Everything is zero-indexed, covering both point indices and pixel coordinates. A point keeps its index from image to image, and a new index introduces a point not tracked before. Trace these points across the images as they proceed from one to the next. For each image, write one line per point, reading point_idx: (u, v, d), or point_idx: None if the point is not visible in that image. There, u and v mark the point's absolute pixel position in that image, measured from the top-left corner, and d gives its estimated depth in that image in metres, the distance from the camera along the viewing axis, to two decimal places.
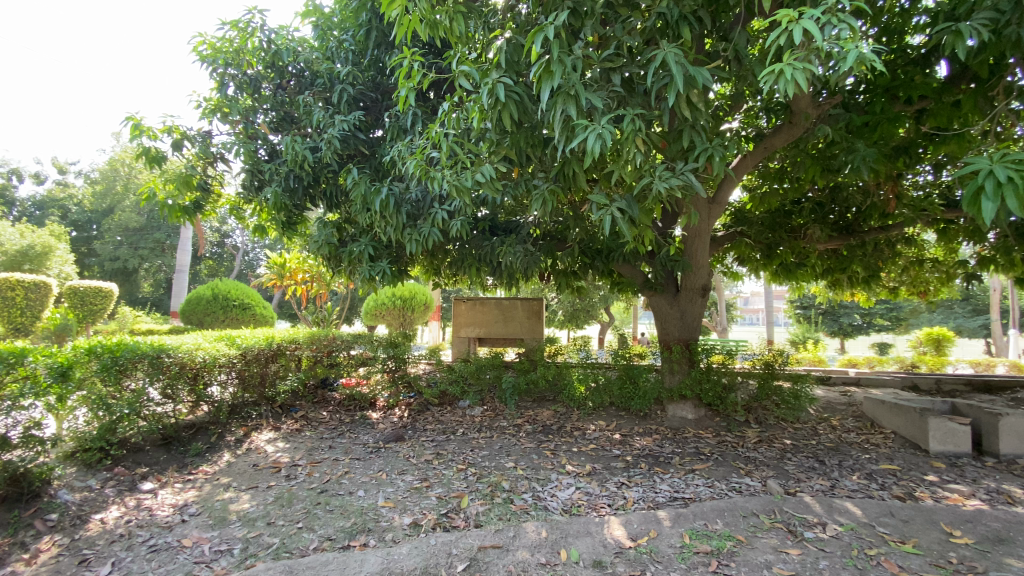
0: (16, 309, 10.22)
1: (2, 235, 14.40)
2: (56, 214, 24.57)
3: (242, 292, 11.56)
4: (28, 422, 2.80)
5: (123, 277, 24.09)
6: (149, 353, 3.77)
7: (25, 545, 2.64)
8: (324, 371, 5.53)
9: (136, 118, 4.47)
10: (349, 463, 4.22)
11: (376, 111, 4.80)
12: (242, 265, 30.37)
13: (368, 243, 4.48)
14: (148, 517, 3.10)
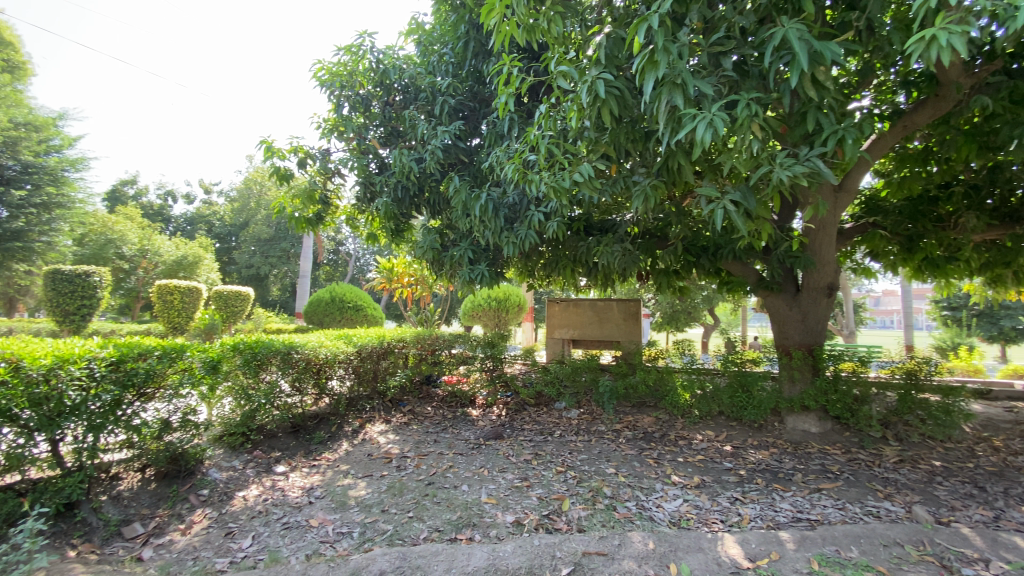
0: (177, 309, 12.01)
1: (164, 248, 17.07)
2: (205, 228, 28.55)
3: (355, 295, 12.57)
4: (186, 409, 3.24)
5: (257, 283, 27.40)
6: (282, 349, 4.21)
7: (182, 516, 3.06)
8: (428, 368, 5.80)
9: (268, 141, 5.02)
10: (453, 457, 4.39)
11: (475, 119, 4.96)
12: (354, 271, 33.09)
13: (467, 247, 4.62)
14: (281, 497, 3.46)
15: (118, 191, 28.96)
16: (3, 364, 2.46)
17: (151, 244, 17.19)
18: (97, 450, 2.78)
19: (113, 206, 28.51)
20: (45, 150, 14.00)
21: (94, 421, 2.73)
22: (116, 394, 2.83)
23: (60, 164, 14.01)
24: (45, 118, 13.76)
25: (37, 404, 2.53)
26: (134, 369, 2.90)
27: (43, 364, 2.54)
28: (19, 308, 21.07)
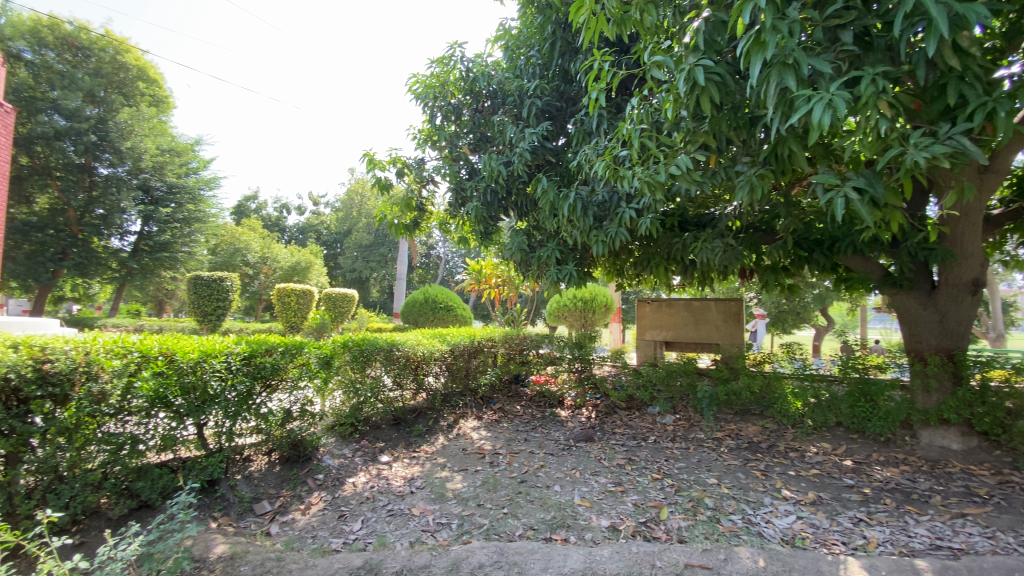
0: (294, 309, 13.28)
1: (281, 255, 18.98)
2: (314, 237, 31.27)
3: (446, 296, 13.07)
4: (304, 399, 3.56)
5: (359, 285, 29.51)
6: (385, 347, 4.47)
7: (302, 497, 3.37)
8: (517, 368, 5.87)
9: (370, 154, 5.37)
10: (544, 457, 4.41)
11: (562, 119, 4.94)
12: (445, 273, 34.44)
13: (555, 248, 4.60)
14: (386, 485, 3.69)
15: (244, 206, 32.69)
16: (161, 358, 2.82)
17: (271, 252, 19.20)
18: (233, 434, 3.13)
19: (239, 219, 32.26)
20: (186, 172, 16.13)
21: (230, 408, 3.08)
22: (248, 385, 3.17)
23: (197, 184, 16.18)
24: (185, 145, 15.90)
25: (186, 393, 2.88)
26: (262, 363, 3.24)
27: (192, 358, 2.90)
28: (170, 309, 24.56)
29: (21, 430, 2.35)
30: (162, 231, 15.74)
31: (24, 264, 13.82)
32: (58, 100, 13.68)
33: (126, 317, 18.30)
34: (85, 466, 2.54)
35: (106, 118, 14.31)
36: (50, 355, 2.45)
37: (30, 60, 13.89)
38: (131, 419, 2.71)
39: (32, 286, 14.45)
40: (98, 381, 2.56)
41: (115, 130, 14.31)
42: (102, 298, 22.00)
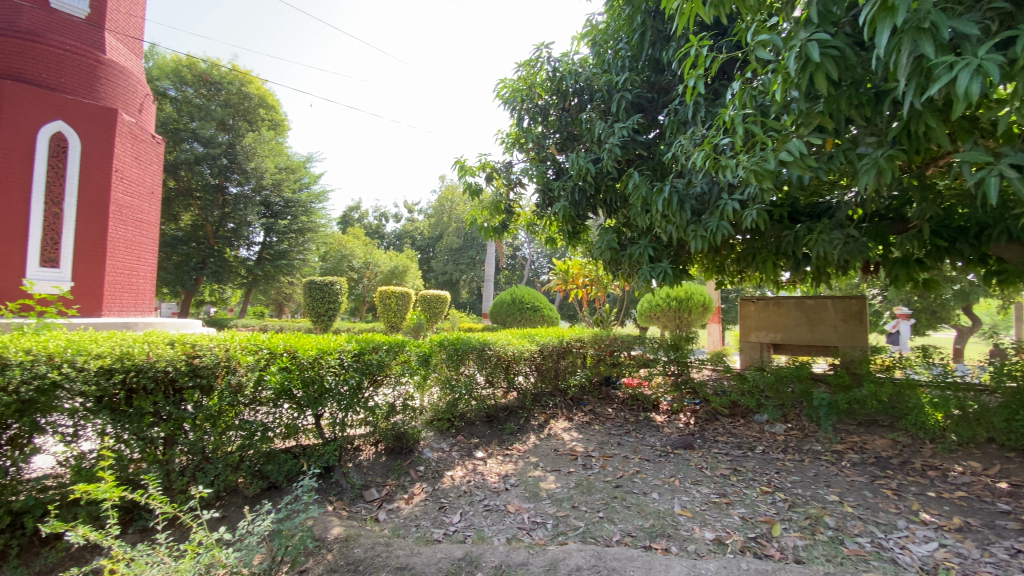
0: (394, 310, 14.12)
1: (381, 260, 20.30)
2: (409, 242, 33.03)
3: (533, 297, 13.14)
4: (406, 394, 3.78)
5: (451, 287, 30.65)
6: (477, 346, 4.57)
7: (405, 487, 3.57)
8: (607, 369, 5.79)
9: (461, 160, 5.54)
10: (639, 462, 4.27)
11: (653, 111, 4.76)
12: (532, 274, 34.74)
13: (648, 245, 4.41)
14: (481, 480, 3.79)
15: (348, 216, 35.43)
16: (286, 354, 3.11)
17: (372, 257, 20.62)
18: (345, 425, 3.38)
19: (345, 228, 35.04)
20: (300, 187, 17.80)
21: (343, 401, 3.34)
22: (358, 380, 3.42)
23: (309, 198, 17.65)
24: (298, 162, 17.59)
25: (307, 386, 3.16)
26: (370, 360, 3.48)
27: (312, 354, 3.19)
28: (287, 311, 27.26)
29: (177, 415, 2.68)
30: (281, 241, 17.54)
31: (174, 272, 16.04)
32: (197, 130, 15.75)
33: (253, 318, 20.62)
34: (225, 449, 2.86)
35: (234, 142, 16.24)
36: (199, 351, 2.79)
37: (175, 97, 16.14)
38: (263, 408, 3.01)
39: (180, 292, 16.76)
40: (236, 374, 2.87)
41: (241, 153, 16.18)
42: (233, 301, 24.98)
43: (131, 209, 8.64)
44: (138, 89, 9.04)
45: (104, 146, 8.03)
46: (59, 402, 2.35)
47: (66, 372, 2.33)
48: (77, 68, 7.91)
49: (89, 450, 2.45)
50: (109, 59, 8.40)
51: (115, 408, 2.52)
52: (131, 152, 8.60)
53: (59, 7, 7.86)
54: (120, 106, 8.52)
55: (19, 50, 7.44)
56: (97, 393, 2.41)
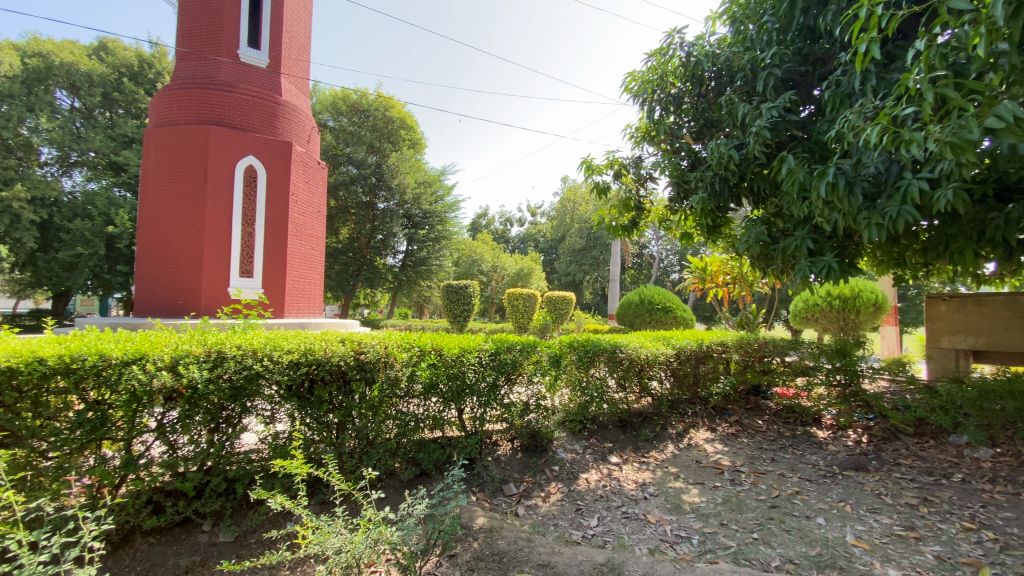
0: (521, 311, 14.49)
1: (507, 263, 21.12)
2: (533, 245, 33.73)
3: (664, 297, 12.52)
4: (540, 393, 3.85)
5: (575, 288, 30.59)
6: (609, 348, 4.45)
7: (542, 485, 3.63)
8: (756, 377, 5.28)
9: (588, 160, 5.47)
10: (798, 482, 3.81)
11: (807, 85, 4.25)
12: (660, 273, 33.26)
13: (806, 236, 3.91)
14: (618, 486, 3.70)
15: (476, 223, 37.37)
16: (433, 352, 3.37)
17: (500, 261, 21.51)
18: (484, 420, 3.55)
19: (474, 234, 37.00)
20: (435, 199, 19.19)
21: (482, 398, 3.51)
22: (494, 378, 3.56)
23: (444, 208, 18.97)
24: (434, 176, 19.04)
25: (451, 381, 3.37)
26: (505, 359, 3.60)
27: (455, 351, 3.40)
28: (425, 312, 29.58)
29: (348, 404, 3.03)
30: (421, 248, 19.13)
31: (336, 279, 18.35)
32: (351, 154, 17.83)
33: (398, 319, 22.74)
34: (385, 436, 3.18)
35: (381, 163, 18.08)
36: (363, 348, 3.14)
37: (333, 126, 18.45)
38: (414, 400, 3.29)
39: (339, 296, 19.13)
40: (392, 368, 3.18)
41: (387, 171, 17.94)
42: (380, 303, 27.78)
43: (304, 226, 10.11)
44: (306, 123, 10.52)
45: (283, 174, 9.51)
46: (261, 389, 2.78)
47: (266, 364, 2.76)
48: (261, 110, 9.46)
49: (283, 430, 2.87)
50: (284, 99, 9.91)
51: (301, 396, 2.92)
52: (303, 178, 10.06)
53: (247, 61, 9.49)
54: (294, 139, 10.01)
55: (221, 100, 9.10)
56: (288, 382, 2.82)
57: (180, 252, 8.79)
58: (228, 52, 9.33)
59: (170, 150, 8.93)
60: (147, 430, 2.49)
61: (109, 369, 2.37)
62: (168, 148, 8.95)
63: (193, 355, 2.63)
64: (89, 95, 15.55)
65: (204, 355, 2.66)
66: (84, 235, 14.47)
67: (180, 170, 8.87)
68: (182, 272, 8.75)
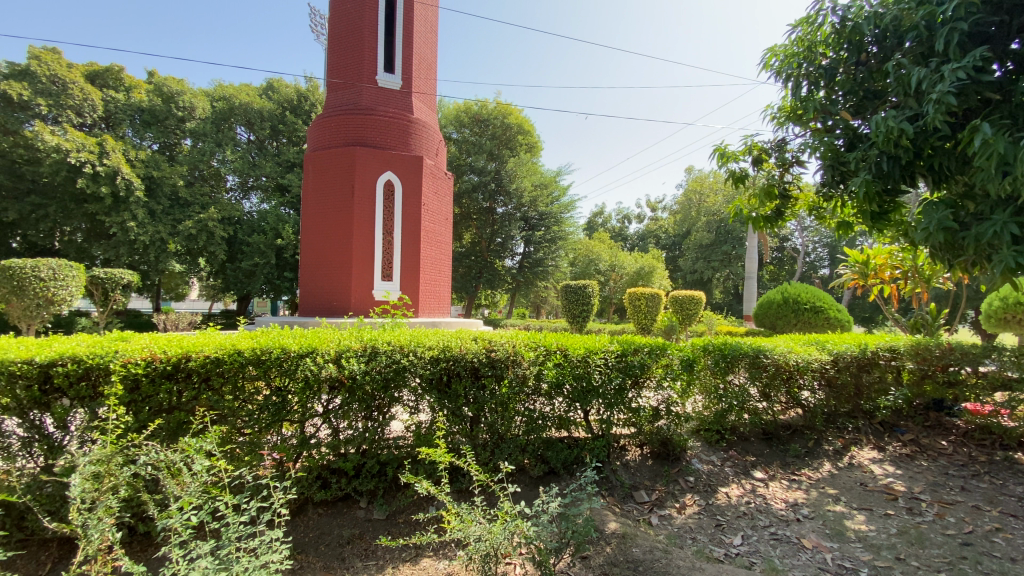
0: (644, 312, 13.92)
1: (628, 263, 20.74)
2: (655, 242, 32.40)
3: (814, 294, 11.12)
4: (670, 399, 3.66)
5: (702, 286, 28.73)
6: (751, 352, 4.06)
7: (676, 495, 3.45)
8: (938, 390, 4.46)
9: (722, 148, 5.07)
10: (1001, 519, 3.14)
11: (1005, 37, 3.49)
12: (805, 268, 29.79)
13: (1008, 220, 3.20)
14: (765, 504, 3.37)
15: (594, 222, 37.00)
16: (560, 351, 3.38)
17: (619, 260, 21.03)
18: (612, 423, 3.46)
19: (592, 233, 36.67)
20: (551, 201, 19.30)
21: (610, 400, 3.43)
22: (622, 380, 3.45)
23: (559, 209, 19.06)
24: (551, 178, 19.20)
25: (578, 381, 3.35)
26: (633, 361, 3.48)
27: (581, 352, 3.37)
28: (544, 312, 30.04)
29: (480, 399, 3.16)
30: (537, 250, 19.46)
31: (461, 281, 19.43)
32: (473, 162, 18.70)
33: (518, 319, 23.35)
34: (514, 432, 3.26)
35: (500, 169, 18.70)
36: (494, 346, 3.25)
37: (457, 138, 19.52)
38: (542, 399, 3.33)
39: (463, 297, 20.20)
40: (521, 367, 3.24)
41: (506, 176, 18.52)
42: (500, 303, 28.71)
43: (434, 233, 10.84)
44: (435, 137, 11.27)
45: (416, 185, 10.30)
46: (406, 381, 3.03)
47: (410, 358, 3.01)
48: (397, 128, 10.35)
49: (425, 420, 3.09)
50: (416, 117, 10.73)
51: (439, 389, 3.11)
52: (433, 189, 10.78)
53: (384, 85, 10.46)
54: (425, 152, 10.77)
55: (363, 123, 10.15)
56: (429, 376, 3.03)
57: (334, 260, 9.99)
58: (368, 78, 10.37)
59: (325, 171, 10.17)
60: (316, 413, 2.85)
61: (288, 360, 2.76)
62: (323, 168, 10.20)
63: (351, 349, 2.96)
64: (261, 128, 18.41)
65: (360, 349, 2.99)
66: (260, 248, 17.14)
67: (333, 188, 10.07)
68: (336, 276, 9.92)
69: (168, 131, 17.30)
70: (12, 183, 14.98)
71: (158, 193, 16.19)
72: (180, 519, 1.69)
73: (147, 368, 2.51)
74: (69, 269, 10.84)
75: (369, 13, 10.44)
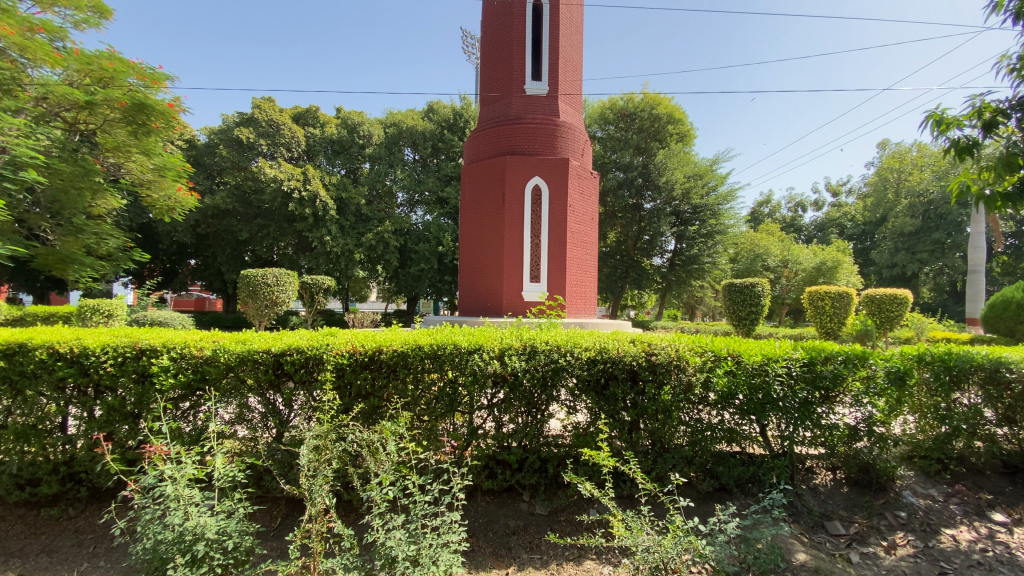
0: (829, 314, 12.08)
1: (804, 257, 18.43)
2: (838, 233, 28.13)
3: None
4: (872, 417, 3.10)
5: (903, 283, 24.05)
6: (986, 365, 3.23)
7: (882, 532, 2.91)
8: None
9: (937, 113, 4.15)
10: None
11: None
12: None
13: None
14: (1012, 557, 2.67)
15: (759, 213, 33.56)
16: (731, 358, 3.07)
17: (792, 255, 18.77)
18: (796, 441, 3.05)
19: (757, 226, 33.28)
20: (707, 192, 17.92)
21: (793, 414, 3.02)
22: (808, 393, 3.02)
23: (717, 200, 17.68)
24: (706, 167, 17.84)
25: (752, 391, 3.02)
26: (822, 372, 3.03)
27: (757, 360, 3.03)
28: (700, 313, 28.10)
29: (640, 404, 3.03)
30: (691, 246, 18.29)
31: (607, 281, 19.19)
32: (619, 159, 18.24)
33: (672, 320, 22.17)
34: (677, 441, 3.06)
35: (649, 162, 17.95)
36: (655, 349, 3.09)
37: (602, 136, 19.27)
38: (709, 409, 3.08)
39: (611, 297, 19.88)
40: (685, 373, 3.03)
41: (655, 170, 17.71)
42: (651, 304, 27.66)
43: (581, 234, 10.82)
44: (582, 137, 11.22)
45: (563, 187, 10.38)
46: (564, 381, 3.05)
47: (568, 359, 3.02)
48: (545, 133, 10.57)
49: (583, 421, 3.08)
50: (563, 120, 10.83)
51: (598, 391, 3.07)
52: (579, 190, 10.76)
53: (532, 93, 10.76)
54: (571, 154, 10.80)
55: (514, 131, 10.59)
56: (587, 377, 3.01)
57: (489, 262, 10.59)
58: (517, 89, 10.80)
59: (480, 180, 10.85)
60: (482, 406, 3.03)
61: (459, 355, 2.99)
62: (478, 177, 10.89)
63: (513, 347, 3.08)
64: (424, 147, 20.43)
65: (521, 347, 3.09)
66: (425, 254, 19.01)
67: (488, 195, 10.67)
68: (491, 278, 10.51)
69: (352, 157, 20.16)
70: (247, 210, 18.83)
71: (346, 210, 18.96)
72: (379, 493, 1.93)
73: (348, 358, 2.92)
74: (288, 277, 13.07)
75: (517, 25, 10.85)
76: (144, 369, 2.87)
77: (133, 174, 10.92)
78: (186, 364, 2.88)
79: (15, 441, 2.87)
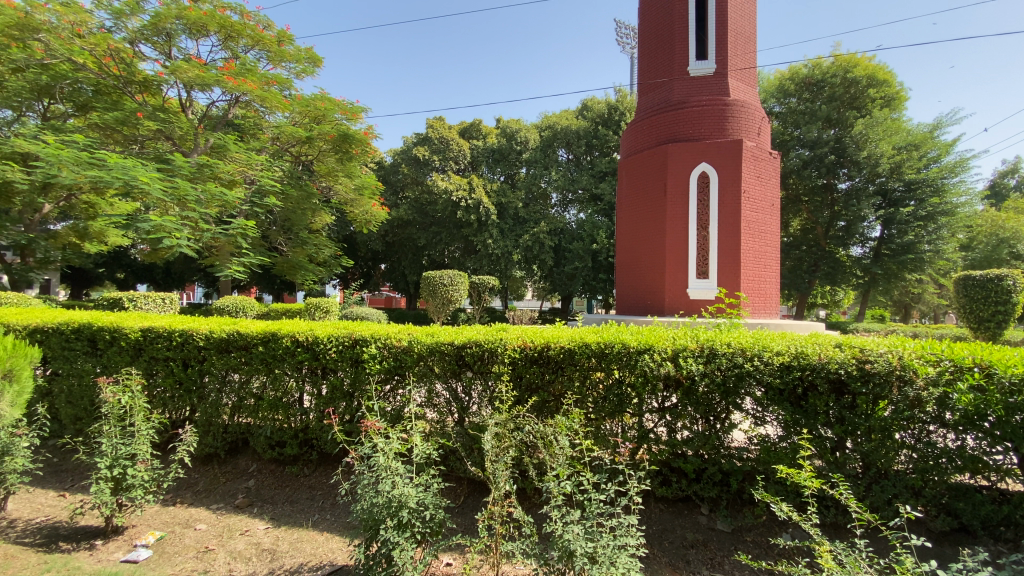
0: None
1: None
2: None
3: None
4: None
5: None
6: None
7: None
8: None
9: None
10: None
11: None
12: None
13: None
14: None
15: (1001, 185, 26.70)
16: (977, 369, 2.43)
17: None
18: None
19: (998, 202, 26.52)
20: (926, 164, 14.94)
21: None
22: None
23: (940, 172, 14.50)
24: (923, 134, 14.82)
25: (1010, 412, 2.33)
26: None
27: (1019, 373, 2.32)
28: (911, 313, 23.42)
29: (848, 420, 2.61)
30: (903, 232, 15.20)
31: (790, 276, 17.12)
32: (802, 135, 15.90)
33: (877, 321, 18.67)
34: (897, 468, 2.56)
35: (842, 135, 15.27)
36: (867, 356, 2.62)
37: (780, 111, 17.01)
38: (944, 431, 2.50)
39: (795, 295, 17.67)
40: (911, 386, 2.50)
41: (852, 144, 15.02)
42: (845, 301, 23.83)
43: (757, 222, 9.69)
44: (757, 115, 10.02)
45: (735, 171, 9.43)
46: (749, 388, 2.77)
47: (755, 364, 2.73)
48: (712, 116, 9.75)
49: (772, 433, 2.75)
50: (733, 98, 9.86)
51: (792, 400, 2.72)
52: (755, 173, 9.66)
53: (697, 74, 10.01)
54: (743, 134, 9.75)
55: (676, 118, 10.00)
56: (778, 384, 2.69)
57: (652, 258, 10.20)
58: (678, 72, 10.15)
59: (642, 173, 10.49)
60: (653, 408, 2.92)
61: (630, 353, 2.92)
62: (639, 171, 10.56)
63: (688, 348, 2.90)
64: (579, 146, 20.52)
65: (698, 349, 2.89)
66: (580, 253, 19.12)
67: (650, 188, 10.28)
68: (654, 275, 10.12)
69: (512, 163, 21.20)
70: (423, 220, 20.82)
71: (507, 214, 20.04)
72: (557, 486, 1.97)
73: (520, 353, 3.07)
74: (459, 278, 14.20)
75: (678, 4, 10.21)
76: (356, 356, 3.39)
77: (339, 194, 13.07)
78: (388, 353, 3.33)
79: (268, 410, 3.64)
